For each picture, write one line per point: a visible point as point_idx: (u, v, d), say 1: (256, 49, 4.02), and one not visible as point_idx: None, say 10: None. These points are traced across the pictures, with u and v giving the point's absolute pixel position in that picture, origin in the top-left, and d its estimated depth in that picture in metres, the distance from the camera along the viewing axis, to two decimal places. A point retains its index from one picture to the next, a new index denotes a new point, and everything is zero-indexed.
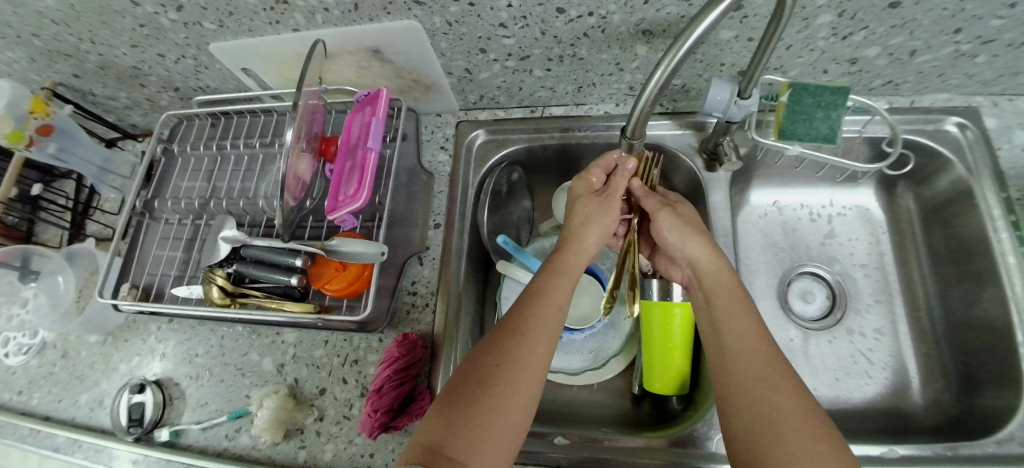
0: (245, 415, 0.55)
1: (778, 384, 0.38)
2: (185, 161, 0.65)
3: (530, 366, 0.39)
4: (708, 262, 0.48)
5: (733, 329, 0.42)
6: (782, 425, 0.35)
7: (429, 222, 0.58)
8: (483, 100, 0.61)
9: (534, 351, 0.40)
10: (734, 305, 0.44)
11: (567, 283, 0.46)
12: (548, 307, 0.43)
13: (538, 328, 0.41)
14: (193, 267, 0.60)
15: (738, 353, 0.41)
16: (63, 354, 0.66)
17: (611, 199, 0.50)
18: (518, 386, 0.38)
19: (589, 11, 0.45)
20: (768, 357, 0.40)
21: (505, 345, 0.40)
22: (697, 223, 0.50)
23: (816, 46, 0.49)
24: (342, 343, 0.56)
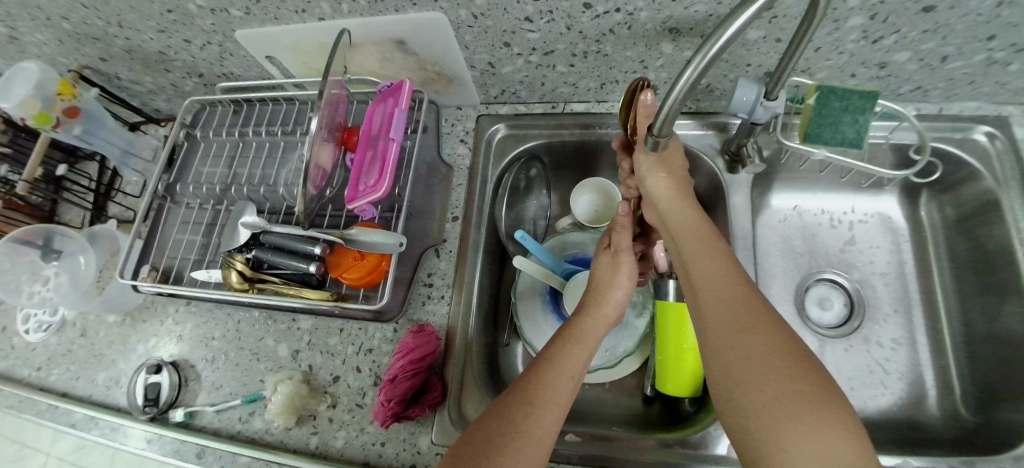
0: (259, 399, 0.56)
1: (753, 325, 0.37)
2: (207, 147, 0.66)
3: (550, 416, 0.40)
4: (673, 198, 0.49)
5: (705, 275, 0.42)
6: (756, 367, 0.35)
7: (447, 215, 0.59)
8: (504, 94, 0.61)
9: (541, 423, 0.39)
10: (704, 247, 0.44)
11: (585, 350, 0.45)
12: (559, 377, 0.42)
13: (548, 400, 0.40)
14: (212, 251, 0.60)
15: (711, 298, 0.40)
16: (82, 333, 0.67)
17: (621, 252, 0.51)
18: (539, 436, 0.38)
19: (617, 8, 0.45)
20: (741, 297, 0.39)
21: (511, 414, 0.39)
22: (674, 162, 0.51)
23: (845, 49, 0.48)
24: (357, 333, 0.56)
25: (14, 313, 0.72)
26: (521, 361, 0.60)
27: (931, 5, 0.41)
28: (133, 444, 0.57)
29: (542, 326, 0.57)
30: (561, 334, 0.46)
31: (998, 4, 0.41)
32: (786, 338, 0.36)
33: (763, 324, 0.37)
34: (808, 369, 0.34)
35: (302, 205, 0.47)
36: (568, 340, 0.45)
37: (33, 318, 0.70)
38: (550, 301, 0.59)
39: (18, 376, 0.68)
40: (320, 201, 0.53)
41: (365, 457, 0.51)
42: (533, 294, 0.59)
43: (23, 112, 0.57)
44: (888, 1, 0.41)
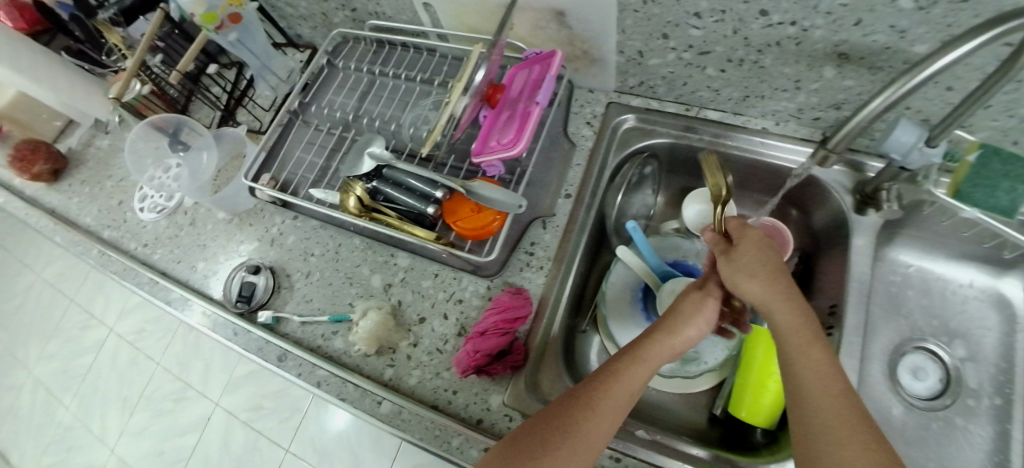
0: (345, 321, 0.58)
1: (866, 451, 0.33)
2: (343, 78, 0.69)
3: (593, 434, 0.38)
4: (774, 302, 0.41)
5: (816, 375, 0.37)
6: None
7: (561, 189, 0.58)
8: (641, 86, 0.60)
9: (596, 432, 0.38)
10: (816, 349, 0.38)
11: (645, 371, 0.42)
12: (618, 392, 0.40)
13: (606, 412, 0.39)
14: (329, 176, 0.63)
15: (823, 404, 0.36)
16: (191, 222, 0.72)
17: (707, 294, 0.47)
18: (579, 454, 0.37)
19: (793, 20, 0.45)
20: (848, 413, 0.35)
21: (573, 415, 0.38)
22: (765, 268, 0.42)
23: (1020, 112, 0.46)
24: (450, 281, 0.57)
25: (131, 190, 0.78)
26: (596, 352, 0.60)
27: None
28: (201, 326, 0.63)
29: (628, 321, 0.57)
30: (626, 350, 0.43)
31: None
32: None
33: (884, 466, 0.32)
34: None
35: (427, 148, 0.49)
36: (631, 359, 0.42)
37: (149, 199, 0.76)
38: (640, 298, 0.58)
39: (125, 247, 0.74)
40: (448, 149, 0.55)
41: (434, 399, 0.52)
42: (624, 286, 0.59)
43: (194, 9, 0.60)
44: None
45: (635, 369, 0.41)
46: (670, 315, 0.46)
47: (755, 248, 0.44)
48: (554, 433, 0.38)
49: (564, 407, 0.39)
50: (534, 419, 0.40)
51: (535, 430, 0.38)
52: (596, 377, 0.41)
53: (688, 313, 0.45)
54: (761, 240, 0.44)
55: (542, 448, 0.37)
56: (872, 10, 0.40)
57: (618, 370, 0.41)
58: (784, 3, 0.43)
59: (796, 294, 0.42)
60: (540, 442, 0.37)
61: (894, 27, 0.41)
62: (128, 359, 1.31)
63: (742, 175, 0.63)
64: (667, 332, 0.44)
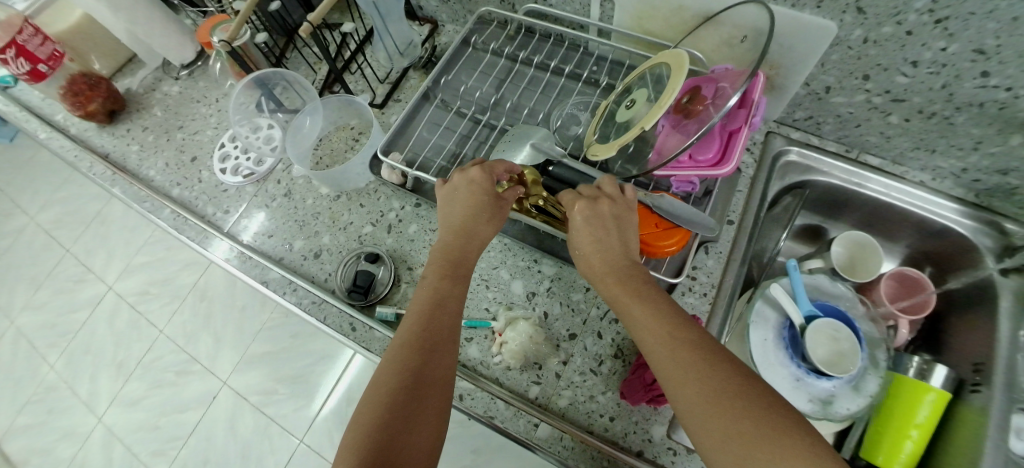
0: (483, 328, 0.54)
1: (699, 376, 0.34)
2: (479, 60, 0.64)
3: (444, 343, 0.41)
4: (599, 271, 0.45)
5: (644, 323, 0.39)
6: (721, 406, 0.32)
7: (724, 215, 0.56)
8: (807, 120, 0.60)
9: (446, 349, 0.41)
10: (632, 293, 0.42)
11: (458, 285, 0.46)
12: (445, 303, 0.44)
13: (440, 323, 0.42)
14: (460, 162, 0.58)
15: (656, 345, 0.37)
16: (286, 194, 0.64)
17: (504, 200, 0.50)
18: (444, 367, 0.40)
19: (1010, 86, 0.44)
20: (683, 346, 0.36)
21: (435, 329, 0.42)
22: (595, 236, 0.45)
23: None
24: (604, 297, 0.54)
25: (211, 147, 0.69)
26: None
27: None
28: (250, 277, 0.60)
29: (768, 357, 0.54)
30: (439, 266, 0.47)
31: None
32: (761, 395, 0.33)
33: (729, 390, 0.33)
34: (764, 431, 0.30)
35: (606, 154, 0.50)
36: (448, 276, 0.46)
37: (232, 159, 0.68)
38: (787, 337, 0.55)
39: (202, 212, 0.65)
40: (619, 154, 0.54)
41: (589, 425, 0.49)
42: (768, 323, 0.56)
43: None
44: None
45: (449, 286, 0.45)
46: (446, 211, 0.50)
47: (594, 220, 0.45)
48: (427, 360, 0.40)
49: (440, 334, 0.42)
50: (395, 349, 0.41)
51: (402, 361, 0.40)
52: (439, 299, 0.44)
53: (467, 211, 0.48)
54: (614, 218, 0.45)
55: (423, 379, 0.39)
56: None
57: (425, 292, 0.44)
58: (1014, 67, 0.42)
59: (624, 260, 0.45)
60: (419, 375, 0.39)
61: None
62: (127, 322, 1.22)
63: (877, 222, 0.64)
64: (460, 244, 0.48)
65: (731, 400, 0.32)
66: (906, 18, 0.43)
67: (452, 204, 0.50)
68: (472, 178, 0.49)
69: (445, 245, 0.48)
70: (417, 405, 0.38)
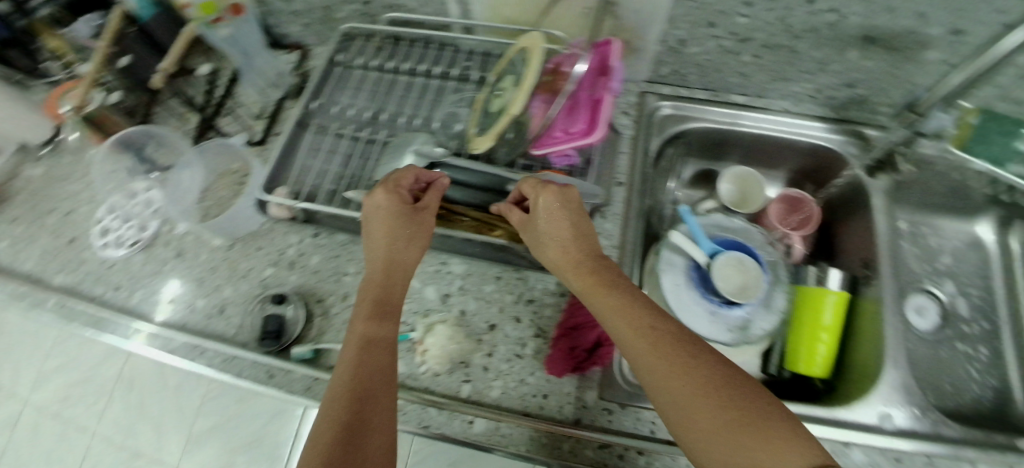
0: (404, 341, 0.53)
1: (682, 370, 0.35)
2: (351, 77, 0.63)
3: (382, 390, 0.39)
4: (567, 266, 0.45)
5: (618, 317, 0.40)
6: (704, 397, 0.34)
7: (613, 179, 0.58)
8: (673, 74, 0.62)
9: (384, 389, 0.39)
10: (602, 289, 0.42)
11: (389, 323, 0.44)
12: (379, 343, 0.42)
13: (376, 364, 0.40)
14: (348, 182, 0.57)
15: (636, 337, 0.38)
16: (178, 255, 0.61)
17: (424, 212, 0.48)
18: (383, 414, 0.38)
19: (834, 8, 0.48)
20: (665, 341, 0.37)
21: (371, 369, 0.40)
22: (562, 228, 0.46)
23: (1002, 83, 0.55)
24: (516, 282, 0.54)
25: (90, 224, 0.65)
26: None
27: None
28: (153, 349, 0.56)
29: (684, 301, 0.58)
30: (368, 304, 0.45)
31: None
32: (744, 389, 0.34)
33: (715, 384, 0.34)
34: (748, 421, 0.32)
35: (484, 145, 0.51)
36: (376, 315, 0.44)
37: (113, 232, 0.63)
38: (695, 278, 0.59)
39: (91, 293, 0.60)
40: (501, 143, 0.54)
41: (524, 408, 0.48)
42: (677, 270, 0.59)
43: None
44: None
45: (379, 323, 0.43)
46: (367, 241, 0.48)
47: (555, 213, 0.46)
48: (361, 409, 0.37)
49: (379, 375, 0.40)
50: (330, 400, 0.38)
51: (338, 411, 0.36)
52: (372, 342, 0.42)
53: (386, 241, 0.46)
54: (577, 207, 0.47)
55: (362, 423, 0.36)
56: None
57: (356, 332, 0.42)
58: None
59: (588, 254, 0.46)
60: (359, 419, 0.36)
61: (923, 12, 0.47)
62: (46, 437, 1.09)
63: (762, 155, 0.67)
64: (386, 276, 0.47)
65: (714, 393, 0.34)
66: None
67: (370, 233, 0.48)
68: (380, 203, 0.47)
69: (371, 281, 0.46)
70: (360, 451, 0.35)
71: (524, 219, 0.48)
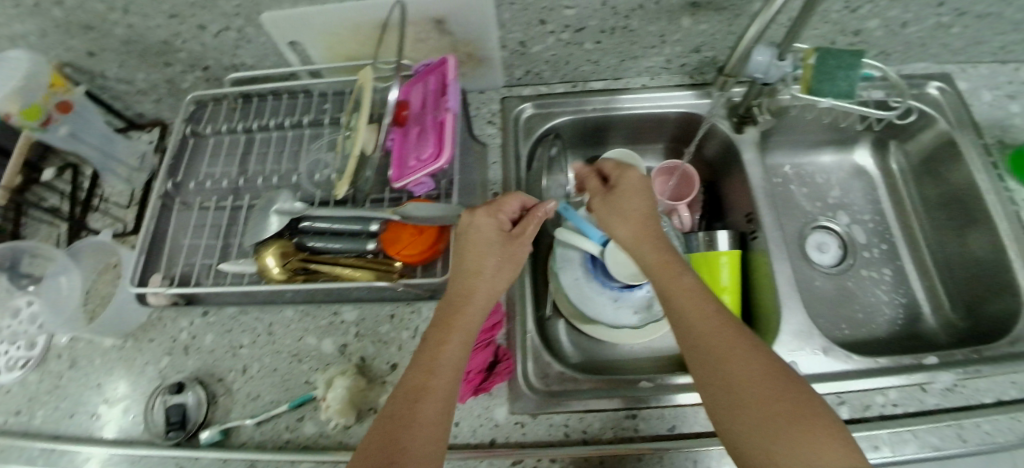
0: (310, 401, 0.52)
1: (748, 357, 0.39)
2: (211, 145, 0.61)
3: (435, 414, 0.38)
4: (642, 241, 0.49)
5: (692, 307, 0.43)
6: (763, 390, 0.37)
7: (487, 192, 0.59)
8: (528, 75, 0.62)
9: (425, 425, 0.37)
10: (675, 282, 0.45)
11: (454, 346, 0.42)
12: (441, 371, 0.40)
13: (433, 395, 0.39)
14: (222, 254, 0.56)
15: (705, 330, 0.41)
16: (71, 365, 0.58)
17: (520, 240, 0.48)
18: (432, 438, 0.37)
19: None
20: (733, 329, 0.41)
21: (422, 402, 0.38)
22: (636, 201, 0.52)
23: (829, 18, 0.58)
24: (410, 316, 0.54)
25: None
26: (568, 336, 0.62)
27: None
28: None
29: (585, 294, 0.60)
30: (438, 326, 0.43)
31: None
32: (793, 384, 0.38)
33: (777, 375, 0.38)
34: (789, 410, 0.35)
35: (343, 191, 0.49)
36: (444, 341, 0.42)
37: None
38: (590, 268, 0.61)
39: None
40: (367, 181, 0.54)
41: None
42: (572, 266, 0.61)
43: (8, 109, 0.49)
44: None
45: (437, 350, 0.42)
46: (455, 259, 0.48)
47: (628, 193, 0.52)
48: (402, 440, 0.36)
49: (432, 407, 0.38)
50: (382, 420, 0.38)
51: (379, 440, 0.36)
52: (434, 369, 0.40)
53: (477, 262, 0.46)
54: (646, 185, 0.53)
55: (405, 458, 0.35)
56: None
57: (423, 359, 0.41)
58: None
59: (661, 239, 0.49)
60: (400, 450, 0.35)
61: None
62: None
63: (640, 132, 0.68)
64: (462, 297, 0.45)
65: (772, 382, 0.37)
66: None
67: (463, 252, 0.47)
68: (478, 223, 0.47)
69: (450, 300, 0.45)
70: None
71: (613, 187, 0.54)
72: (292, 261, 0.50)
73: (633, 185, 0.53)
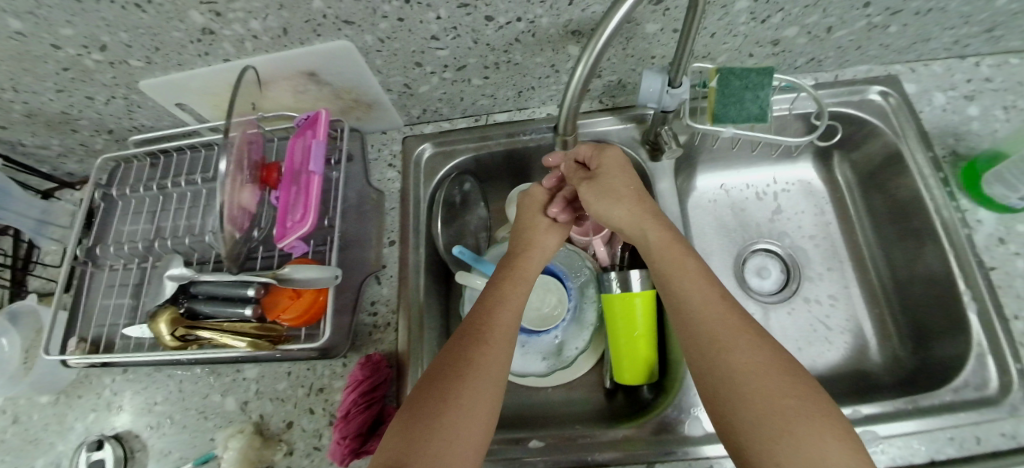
0: (211, 460, 0.53)
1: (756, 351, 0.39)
2: (127, 204, 0.63)
3: (503, 338, 0.45)
4: (636, 223, 0.49)
5: (705, 296, 0.43)
6: (757, 376, 0.38)
7: (383, 239, 0.59)
8: (426, 112, 0.62)
9: (492, 359, 0.43)
10: (680, 270, 0.45)
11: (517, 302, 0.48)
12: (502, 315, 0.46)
13: (493, 337, 0.44)
14: (133, 314, 0.58)
15: (718, 319, 0.42)
16: (13, 421, 0.61)
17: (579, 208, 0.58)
18: (494, 364, 0.42)
19: (518, 16, 0.46)
20: (734, 322, 0.41)
21: (473, 347, 0.43)
22: (622, 184, 0.50)
23: (738, 31, 0.52)
24: (306, 374, 0.54)
25: None
26: None
27: None
28: None
29: None
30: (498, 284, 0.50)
31: None
32: (796, 375, 0.38)
33: (775, 367, 0.38)
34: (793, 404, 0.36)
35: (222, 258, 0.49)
36: (509, 290, 0.49)
37: None
38: None
39: None
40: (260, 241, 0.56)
41: None
42: None
43: None
44: None
45: (498, 300, 0.48)
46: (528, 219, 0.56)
47: (613, 171, 0.51)
48: (460, 373, 0.41)
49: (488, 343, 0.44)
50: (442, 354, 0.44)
51: (441, 374, 0.42)
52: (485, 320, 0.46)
53: (547, 223, 0.55)
54: (621, 163, 0.52)
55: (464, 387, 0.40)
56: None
57: (476, 313, 0.47)
58: (500, 4, 0.44)
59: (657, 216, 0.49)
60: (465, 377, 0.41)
61: None
62: None
63: None
64: (529, 253, 0.53)
65: (772, 377, 0.37)
66: (385, 11, 0.44)
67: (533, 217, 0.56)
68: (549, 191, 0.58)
69: (518, 257, 0.53)
70: (448, 402, 0.39)
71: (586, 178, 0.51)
72: (179, 329, 0.50)
73: (616, 165, 0.51)
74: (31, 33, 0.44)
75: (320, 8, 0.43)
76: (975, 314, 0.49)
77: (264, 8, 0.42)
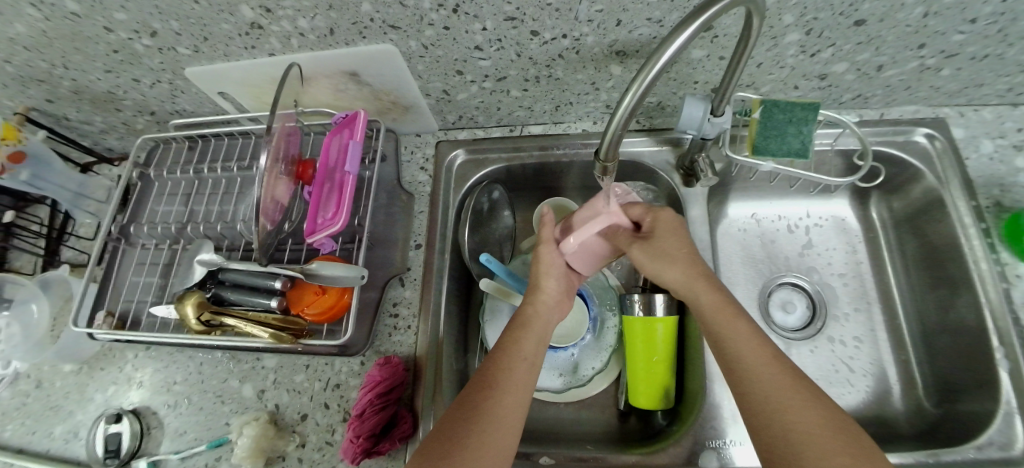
0: (225, 444, 0.54)
1: (805, 402, 0.37)
2: (162, 185, 0.65)
3: (510, 401, 0.40)
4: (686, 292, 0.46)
5: (736, 342, 0.42)
6: (803, 428, 0.36)
7: (410, 242, 0.60)
8: (462, 119, 0.63)
9: (493, 426, 0.38)
10: (727, 320, 0.43)
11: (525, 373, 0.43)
12: (513, 367, 0.43)
13: (498, 401, 0.40)
14: (160, 294, 0.59)
15: (748, 364, 0.40)
16: (37, 385, 0.63)
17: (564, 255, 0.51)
18: (504, 422, 0.39)
19: (563, 33, 0.46)
20: (772, 378, 0.39)
21: (474, 400, 0.40)
22: (676, 248, 0.47)
23: (785, 63, 0.50)
24: (324, 368, 0.55)
25: None
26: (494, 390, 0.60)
27: (862, 18, 0.44)
28: None
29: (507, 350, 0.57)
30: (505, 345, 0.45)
31: (924, 15, 0.43)
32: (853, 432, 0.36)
33: (828, 427, 0.36)
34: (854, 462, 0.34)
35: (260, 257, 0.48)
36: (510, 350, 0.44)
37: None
38: None
39: None
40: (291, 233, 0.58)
41: None
42: (499, 319, 0.58)
43: None
44: (820, 17, 0.43)
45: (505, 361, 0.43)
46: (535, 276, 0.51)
47: (656, 251, 0.48)
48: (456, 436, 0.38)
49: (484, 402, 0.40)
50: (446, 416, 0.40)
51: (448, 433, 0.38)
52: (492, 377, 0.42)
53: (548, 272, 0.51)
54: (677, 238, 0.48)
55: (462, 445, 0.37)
56: (625, 10, 0.42)
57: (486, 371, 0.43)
58: (547, 21, 0.44)
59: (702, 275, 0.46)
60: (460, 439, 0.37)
61: (652, 19, 0.43)
62: None
63: (586, 176, 0.65)
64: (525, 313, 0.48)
65: (835, 433, 0.35)
66: (432, 19, 0.44)
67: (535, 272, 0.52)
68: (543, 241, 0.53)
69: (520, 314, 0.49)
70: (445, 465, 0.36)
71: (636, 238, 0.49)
72: (201, 314, 0.52)
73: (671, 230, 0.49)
74: (86, 15, 0.45)
75: (368, 11, 0.43)
76: (1005, 372, 0.48)
77: (313, 8, 0.43)
